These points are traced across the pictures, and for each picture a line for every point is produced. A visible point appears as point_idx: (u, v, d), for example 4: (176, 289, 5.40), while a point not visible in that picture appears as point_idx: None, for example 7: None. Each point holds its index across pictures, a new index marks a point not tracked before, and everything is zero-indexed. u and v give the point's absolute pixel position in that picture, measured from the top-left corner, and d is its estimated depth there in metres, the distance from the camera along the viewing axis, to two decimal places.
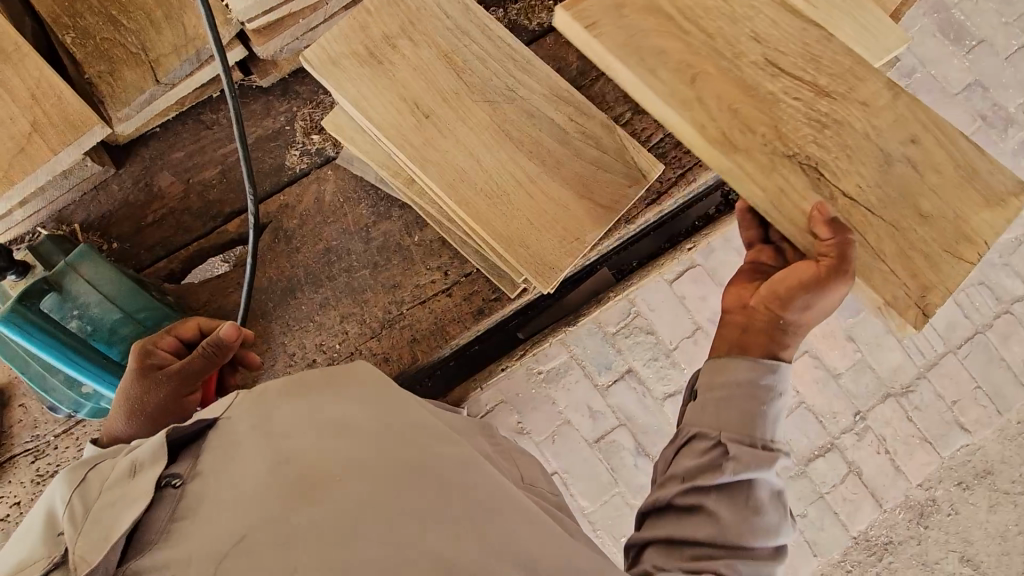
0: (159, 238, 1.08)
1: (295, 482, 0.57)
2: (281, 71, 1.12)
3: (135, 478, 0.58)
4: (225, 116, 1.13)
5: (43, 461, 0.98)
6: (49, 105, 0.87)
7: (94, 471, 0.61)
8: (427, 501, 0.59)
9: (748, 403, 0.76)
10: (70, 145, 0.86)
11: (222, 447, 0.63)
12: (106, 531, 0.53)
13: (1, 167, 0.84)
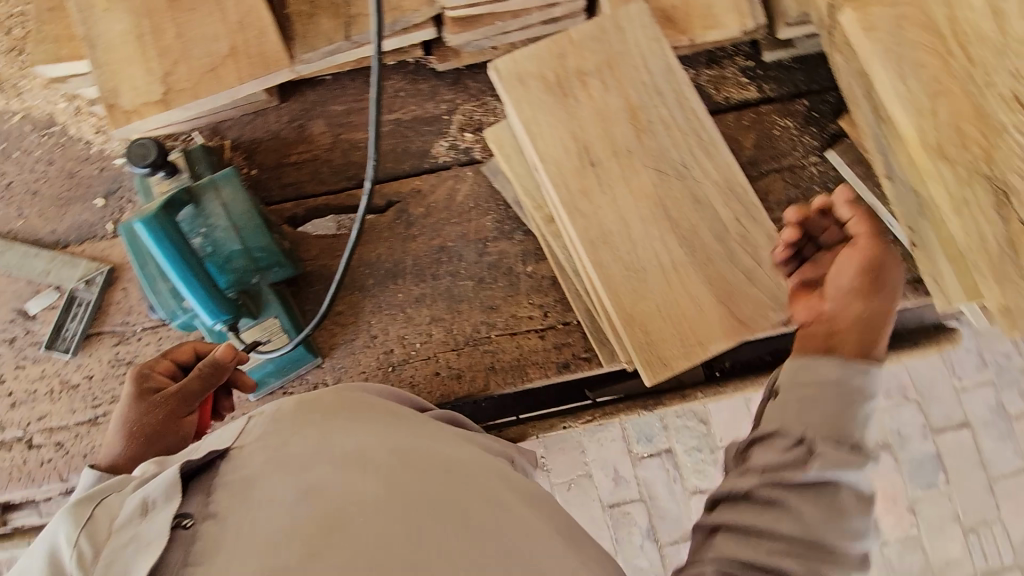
0: (293, 180, 1.11)
1: (309, 525, 0.56)
2: (461, 62, 1.12)
3: (144, 520, 0.56)
4: (392, 87, 1.15)
5: (123, 348, 1.02)
6: (251, 35, 0.89)
7: (95, 503, 0.58)
8: (451, 541, 0.58)
9: (844, 405, 0.67)
10: (255, 79, 0.87)
11: (234, 489, 0.61)
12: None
13: (190, 79, 0.87)
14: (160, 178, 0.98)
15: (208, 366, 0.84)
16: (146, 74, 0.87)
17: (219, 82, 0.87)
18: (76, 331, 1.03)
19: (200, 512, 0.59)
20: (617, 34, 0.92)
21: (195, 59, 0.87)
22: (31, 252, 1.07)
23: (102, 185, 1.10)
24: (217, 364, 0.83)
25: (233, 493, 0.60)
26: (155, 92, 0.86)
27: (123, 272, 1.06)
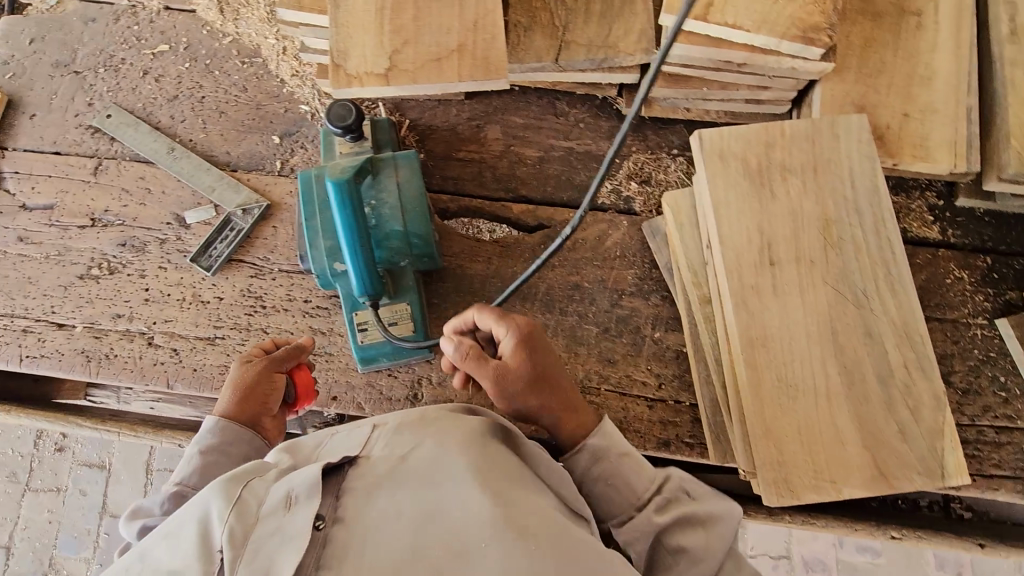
0: (455, 175, 1.13)
1: (434, 543, 0.61)
2: (650, 113, 1.11)
3: (289, 513, 0.64)
4: (574, 116, 1.15)
5: (257, 281, 1.06)
6: (481, 38, 0.89)
7: (251, 489, 0.68)
8: (567, 575, 0.61)
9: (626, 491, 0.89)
10: (471, 82, 0.88)
11: (358, 497, 0.68)
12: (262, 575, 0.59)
13: (414, 62, 0.88)
14: (344, 140, 1.01)
15: (293, 349, 0.97)
16: (376, 45, 0.89)
17: (437, 75, 0.88)
18: (221, 252, 1.08)
19: (331, 515, 0.66)
20: (831, 139, 0.89)
21: (422, 46, 0.89)
22: (203, 167, 1.13)
23: (282, 124, 1.16)
24: (300, 349, 0.97)
25: (358, 500, 0.67)
26: (378, 67, 0.88)
27: (278, 212, 1.10)
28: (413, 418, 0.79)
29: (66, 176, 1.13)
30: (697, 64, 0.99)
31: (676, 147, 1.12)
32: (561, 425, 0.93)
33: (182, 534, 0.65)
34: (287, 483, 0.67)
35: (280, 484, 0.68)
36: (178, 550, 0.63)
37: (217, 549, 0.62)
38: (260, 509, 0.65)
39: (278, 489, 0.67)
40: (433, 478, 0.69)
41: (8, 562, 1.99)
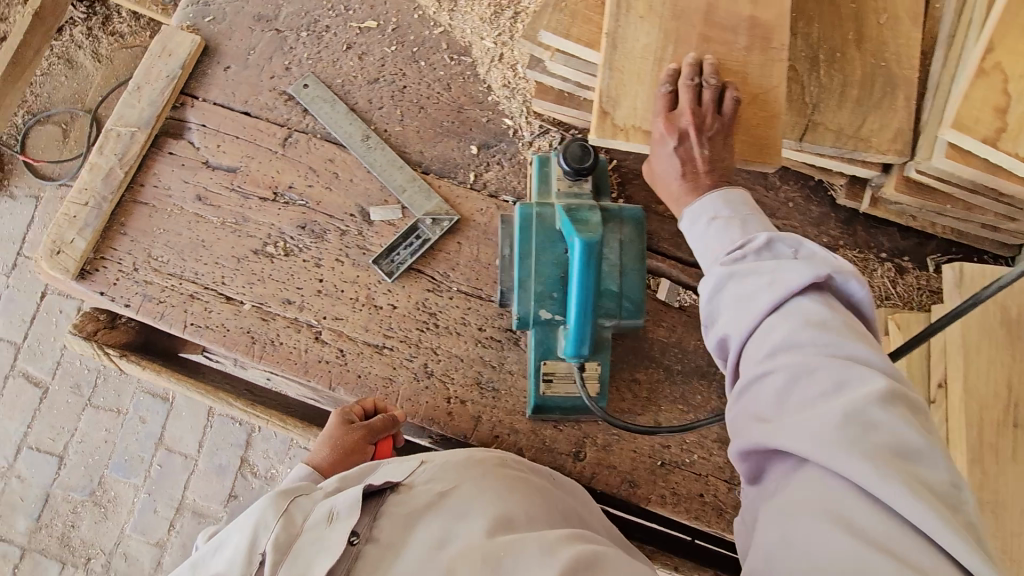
0: (651, 228, 1.08)
1: (464, 555, 0.64)
2: (870, 211, 1.07)
3: (330, 527, 0.65)
4: (783, 193, 1.10)
5: (434, 297, 1.02)
6: (759, 112, 0.83)
7: (297, 502, 0.70)
8: None
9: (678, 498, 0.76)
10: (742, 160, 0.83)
11: (397, 514, 0.70)
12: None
13: None
14: (564, 175, 0.95)
15: (387, 421, 0.91)
16: (648, 97, 0.83)
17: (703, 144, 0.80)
18: (402, 258, 1.03)
19: (367, 534, 0.66)
20: None
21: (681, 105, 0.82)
22: (396, 163, 1.07)
23: (482, 135, 1.10)
24: (396, 423, 0.93)
25: (395, 516, 0.69)
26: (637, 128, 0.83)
27: (465, 228, 1.05)
28: (463, 460, 0.82)
29: (253, 141, 1.08)
30: (952, 180, 0.96)
31: (884, 251, 1.08)
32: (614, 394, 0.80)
33: (226, 545, 0.67)
34: (331, 501, 0.69)
35: (325, 501, 0.70)
36: (223, 556, 0.65)
37: (259, 555, 0.63)
38: (304, 521, 0.67)
39: (322, 506, 0.69)
40: (473, 508, 0.72)
41: (58, 472, 1.97)
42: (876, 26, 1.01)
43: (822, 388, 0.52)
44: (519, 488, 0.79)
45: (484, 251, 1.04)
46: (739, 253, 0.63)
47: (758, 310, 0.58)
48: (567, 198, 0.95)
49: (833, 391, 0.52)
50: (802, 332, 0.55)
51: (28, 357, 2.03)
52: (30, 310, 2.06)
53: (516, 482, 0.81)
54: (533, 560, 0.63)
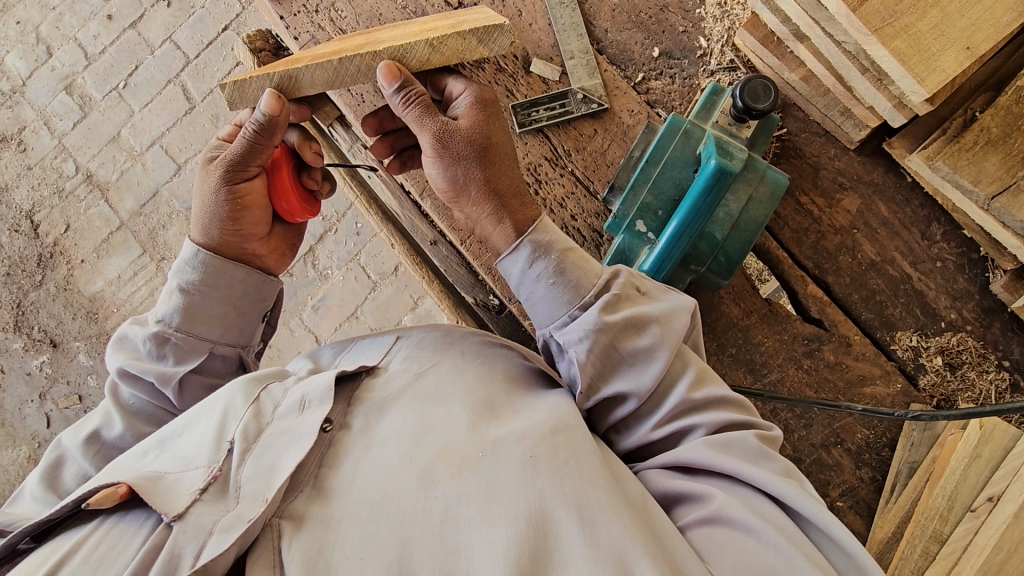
0: (782, 214, 1.01)
1: (440, 454, 0.70)
2: (1022, 311, 0.94)
3: (301, 414, 0.75)
4: (937, 250, 0.99)
5: (546, 167, 1.03)
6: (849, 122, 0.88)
7: (269, 391, 0.79)
8: (576, 486, 0.65)
9: (613, 361, 0.75)
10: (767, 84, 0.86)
11: (371, 407, 0.78)
12: (266, 468, 0.69)
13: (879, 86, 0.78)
14: (729, 110, 0.90)
15: (262, 124, 0.78)
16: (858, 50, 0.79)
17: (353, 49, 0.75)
18: (537, 117, 1.04)
19: (338, 421, 0.77)
20: None
21: (376, 43, 0.80)
22: (576, 28, 1.05)
23: (670, 43, 1.05)
24: (270, 129, 0.79)
25: (370, 407, 0.78)
26: (298, 72, 0.76)
27: (607, 122, 1.03)
28: (439, 339, 0.88)
29: None
30: None
31: (1008, 359, 0.96)
32: (510, 211, 0.81)
33: (195, 427, 0.77)
34: (303, 389, 0.78)
35: (295, 389, 0.79)
36: (190, 442, 0.75)
37: (226, 441, 0.73)
38: (275, 411, 0.77)
39: (293, 394, 0.78)
40: (450, 396, 0.77)
41: (172, 178, 2.22)
42: None
43: (724, 437, 0.70)
44: (499, 370, 0.84)
45: (612, 149, 1.03)
46: (600, 326, 0.74)
47: (638, 377, 0.74)
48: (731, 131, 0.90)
49: (724, 439, 0.69)
50: (691, 397, 0.73)
51: (192, 74, 2.25)
52: (210, 35, 2.25)
53: (490, 363, 0.84)
54: (507, 463, 0.68)
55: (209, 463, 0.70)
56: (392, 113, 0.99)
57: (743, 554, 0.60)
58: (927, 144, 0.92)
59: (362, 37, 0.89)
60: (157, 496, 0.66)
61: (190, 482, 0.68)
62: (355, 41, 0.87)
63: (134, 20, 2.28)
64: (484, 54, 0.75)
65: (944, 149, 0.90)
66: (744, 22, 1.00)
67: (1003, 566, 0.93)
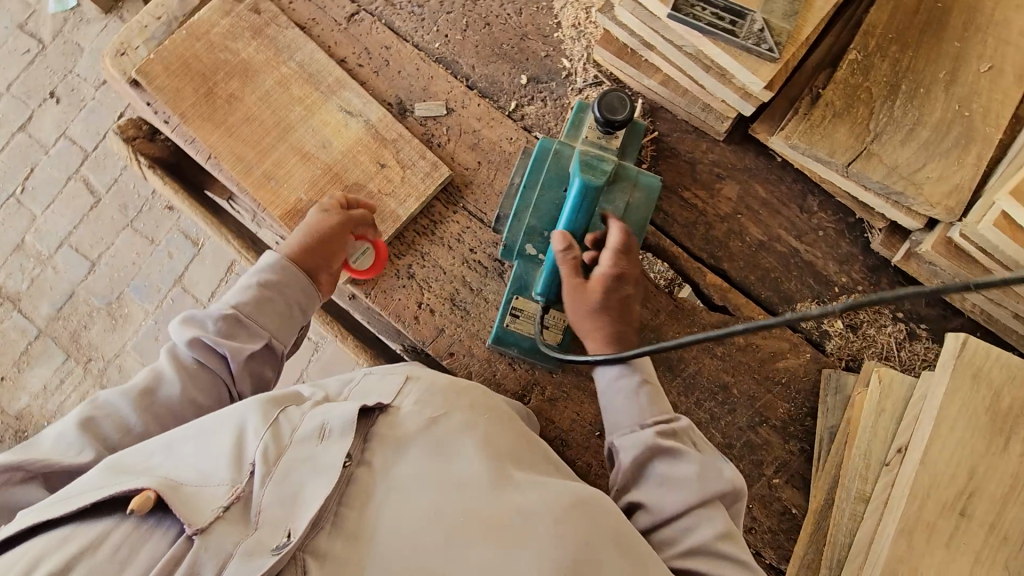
0: (669, 212, 1.05)
1: (464, 506, 0.67)
2: (901, 265, 0.99)
3: (321, 444, 0.67)
4: (817, 220, 1.04)
5: (440, 206, 1.04)
6: (627, 61, 1.02)
7: (287, 412, 0.72)
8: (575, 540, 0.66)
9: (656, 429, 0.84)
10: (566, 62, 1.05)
11: (388, 439, 0.72)
12: (289, 495, 0.64)
13: (653, 71, 1.01)
14: (596, 125, 0.92)
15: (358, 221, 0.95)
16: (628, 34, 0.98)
17: (380, 222, 1.00)
18: (434, 143, 1.06)
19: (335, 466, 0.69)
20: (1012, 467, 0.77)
21: (342, 174, 1.01)
22: (445, 70, 1.09)
23: (536, 68, 1.09)
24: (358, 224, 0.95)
25: (387, 443, 0.71)
26: (297, 195, 0.99)
27: (490, 151, 1.06)
28: (449, 384, 0.81)
29: (322, 7, 1.11)
30: (997, 255, 0.88)
31: (901, 310, 1.01)
32: (452, 149, 1.06)
33: (207, 437, 0.69)
34: (324, 414, 0.70)
35: (314, 412, 0.71)
36: (216, 449, 0.67)
37: (248, 462, 0.66)
38: (293, 435, 0.69)
39: (313, 416, 0.70)
40: (467, 452, 0.72)
41: (88, 276, 2.14)
42: (976, 72, 0.95)
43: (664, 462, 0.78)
44: (504, 424, 0.79)
45: (499, 179, 1.05)
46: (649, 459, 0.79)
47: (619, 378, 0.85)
48: (719, 30, 0.84)
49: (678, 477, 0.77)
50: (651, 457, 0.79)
51: (92, 167, 2.19)
52: (106, 125, 2.20)
53: (496, 420, 0.79)
54: (539, 528, 0.67)
55: (232, 481, 0.64)
56: (275, 160, 1.01)
57: (627, 380, 0.84)
58: (785, 124, 0.97)
59: (263, 136, 1.02)
60: (184, 506, 0.60)
61: (211, 498, 0.63)
62: (276, 154, 1.01)
63: (22, 122, 2.22)
64: (395, 149, 1.03)
65: (802, 125, 0.96)
66: (599, 39, 1.05)
67: (932, 536, 0.75)
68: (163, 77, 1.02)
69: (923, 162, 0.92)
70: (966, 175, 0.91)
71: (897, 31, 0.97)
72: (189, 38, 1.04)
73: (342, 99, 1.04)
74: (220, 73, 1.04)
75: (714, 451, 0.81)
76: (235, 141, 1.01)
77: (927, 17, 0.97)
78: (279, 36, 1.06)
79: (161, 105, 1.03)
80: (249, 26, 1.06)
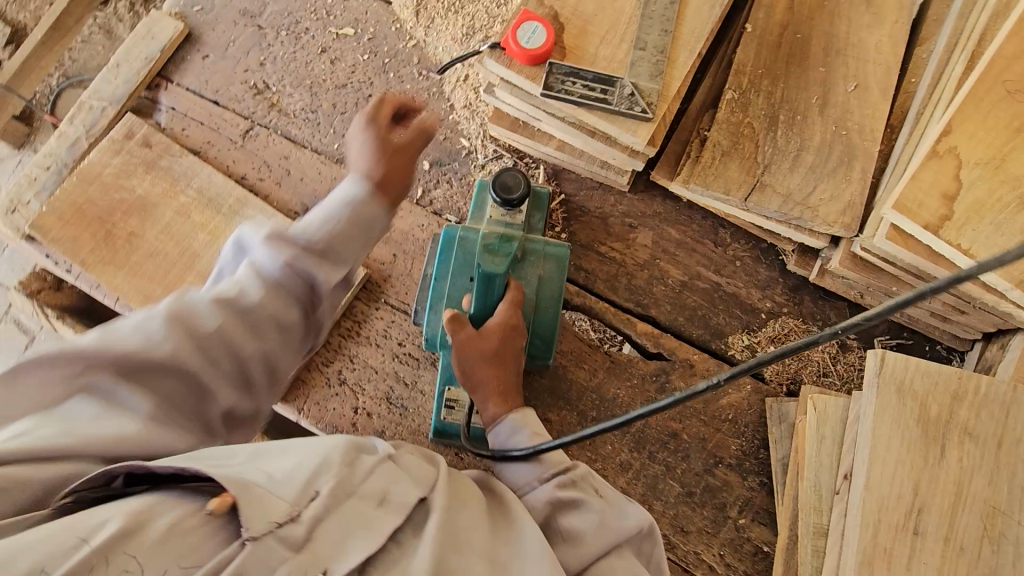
0: (589, 269, 1.06)
1: None
2: (817, 282, 1.02)
3: (374, 513, 0.58)
4: (732, 251, 1.07)
5: (362, 305, 1.03)
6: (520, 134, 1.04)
7: (363, 457, 0.61)
8: None
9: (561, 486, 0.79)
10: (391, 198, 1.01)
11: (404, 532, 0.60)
12: (337, 542, 0.55)
13: (546, 140, 1.03)
14: (496, 204, 0.93)
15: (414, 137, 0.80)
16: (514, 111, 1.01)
17: None
18: None
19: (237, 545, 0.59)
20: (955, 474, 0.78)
21: None
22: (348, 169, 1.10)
23: (436, 152, 1.11)
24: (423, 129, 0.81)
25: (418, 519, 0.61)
26: None
27: (404, 241, 1.06)
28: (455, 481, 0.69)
29: (216, 129, 1.11)
30: (898, 264, 0.91)
31: (828, 325, 1.02)
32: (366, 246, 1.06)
33: (290, 453, 0.59)
34: (382, 480, 0.61)
35: (377, 467, 0.62)
36: (303, 458, 0.58)
37: (316, 490, 0.56)
38: (362, 475, 0.60)
39: (372, 480, 0.60)
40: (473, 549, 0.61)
41: None
42: (844, 92, 1.00)
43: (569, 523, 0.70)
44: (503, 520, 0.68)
45: (417, 266, 1.05)
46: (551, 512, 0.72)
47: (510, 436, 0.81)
48: (592, 100, 0.88)
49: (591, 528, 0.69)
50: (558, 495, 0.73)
51: None
52: None
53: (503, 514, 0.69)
54: None
55: (295, 501, 0.54)
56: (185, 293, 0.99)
57: (519, 435, 0.81)
58: (680, 170, 1.00)
59: (169, 268, 1.00)
60: (249, 506, 0.52)
61: (275, 505, 0.53)
62: (185, 284, 1.00)
63: None
64: None
65: (694, 168, 0.99)
66: (490, 116, 1.07)
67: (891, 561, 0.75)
68: (58, 227, 1.01)
69: (812, 184, 0.96)
70: (854, 190, 0.95)
71: (765, 65, 1.02)
72: (81, 184, 1.04)
73: (246, 216, 1.04)
74: (116, 213, 1.03)
75: (618, 494, 0.75)
76: (140, 278, 1.00)
77: (790, 48, 1.03)
78: (174, 165, 1.06)
79: (60, 255, 1.00)
80: (142, 161, 1.06)
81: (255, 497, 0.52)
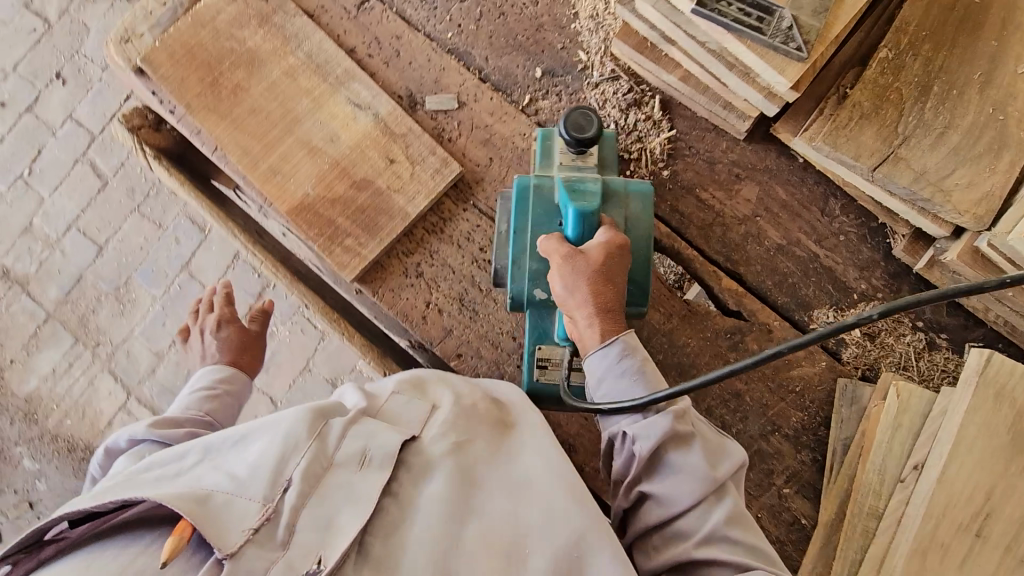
0: (685, 213, 1.02)
1: (490, 543, 0.61)
2: (923, 272, 0.96)
3: (361, 472, 0.64)
4: (839, 224, 1.01)
5: (450, 203, 1.02)
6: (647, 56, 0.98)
7: (330, 425, 0.67)
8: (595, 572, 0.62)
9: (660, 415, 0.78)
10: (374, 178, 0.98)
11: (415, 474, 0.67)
12: (323, 520, 0.59)
13: (673, 67, 0.97)
14: (566, 149, 0.87)
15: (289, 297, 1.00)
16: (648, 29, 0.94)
17: (389, 219, 0.98)
18: (445, 138, 1.04)
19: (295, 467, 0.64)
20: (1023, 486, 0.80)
21: (350, 169, 0.99)
22: (458, 61, 1.06)
23: (551, 61, 1.05)
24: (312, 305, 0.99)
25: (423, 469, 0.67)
26: (303, 190, 0.98)
27: (502, 147, 1.03)
28: (458, 417, 0.74)
29: None
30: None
31: (922, 319, 0.97)
32: (464, 144, 1.03)
33: (252, 443, 0.64)
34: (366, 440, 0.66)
35: (359, 434, 0.67)
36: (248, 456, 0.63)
37: (285, 479, 0.61)
38: (338, 444, 0.65)
39: (357, 438, 0.66)
40: (490, 488, 0.67)
41: (95, 260, 2.06)
42: (1013, 73, 0.90)
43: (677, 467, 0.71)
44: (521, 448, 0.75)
45: (512, 176, 1.02)
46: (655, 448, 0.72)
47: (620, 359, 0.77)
48: (746, 28, 0.82)
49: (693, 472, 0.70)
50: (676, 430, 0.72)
51: (99, 149, 2.10)
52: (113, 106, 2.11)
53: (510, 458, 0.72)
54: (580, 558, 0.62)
55: (263, 497, 0.59)
56: (281, 156, 0.99)
57: (629, 361, 0.77)
58: (810, 125, 0.94)
59: (270, 128, 1.00)
60: (211, 525, 0.55)
61: (242, 514, 0.57)
62: (283, 147, 0.99)
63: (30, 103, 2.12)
64: (406, 144, 1.01)
65: (827, 125, 0.92)
66: (618, 32, 1.01)
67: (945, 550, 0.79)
68: (167, 65, 1.00)
69: (952, 166, 0.89)
70: (997, 181, 0.88)
71: (932, 28, 0.93)
72: (195, 26, 1.02)
73: (351, 91, 1.02)
74: (224, 62, 1.01)
75: (717, 431, 0.76)
76: (241, 132, 0.99)
77: (964, 14, 0.93)
78: (288, 24, 1.03)
79: (167, 94, 1.00)
80: (256, 14, 1.03)
81: (222, 508, 0.57)
